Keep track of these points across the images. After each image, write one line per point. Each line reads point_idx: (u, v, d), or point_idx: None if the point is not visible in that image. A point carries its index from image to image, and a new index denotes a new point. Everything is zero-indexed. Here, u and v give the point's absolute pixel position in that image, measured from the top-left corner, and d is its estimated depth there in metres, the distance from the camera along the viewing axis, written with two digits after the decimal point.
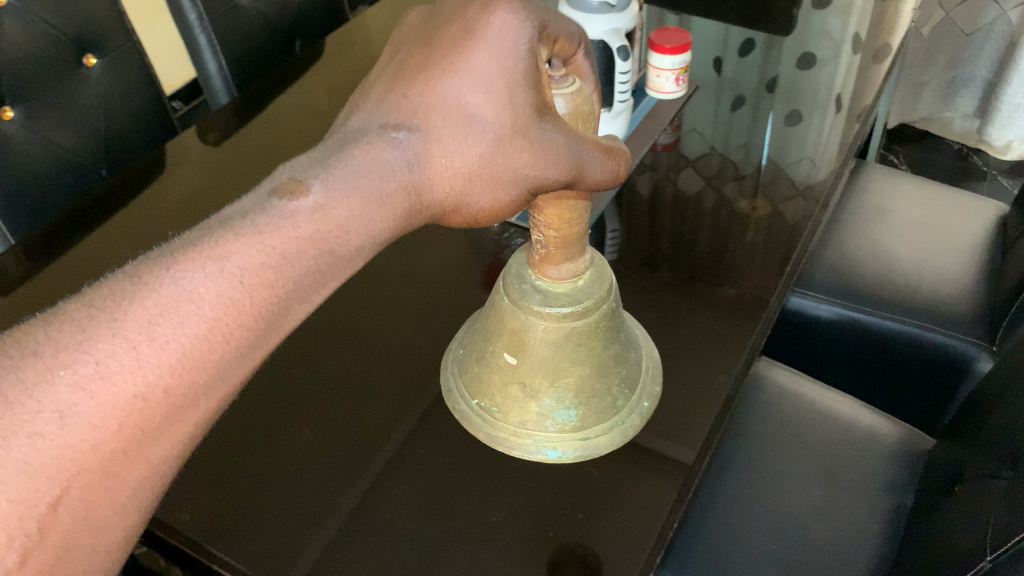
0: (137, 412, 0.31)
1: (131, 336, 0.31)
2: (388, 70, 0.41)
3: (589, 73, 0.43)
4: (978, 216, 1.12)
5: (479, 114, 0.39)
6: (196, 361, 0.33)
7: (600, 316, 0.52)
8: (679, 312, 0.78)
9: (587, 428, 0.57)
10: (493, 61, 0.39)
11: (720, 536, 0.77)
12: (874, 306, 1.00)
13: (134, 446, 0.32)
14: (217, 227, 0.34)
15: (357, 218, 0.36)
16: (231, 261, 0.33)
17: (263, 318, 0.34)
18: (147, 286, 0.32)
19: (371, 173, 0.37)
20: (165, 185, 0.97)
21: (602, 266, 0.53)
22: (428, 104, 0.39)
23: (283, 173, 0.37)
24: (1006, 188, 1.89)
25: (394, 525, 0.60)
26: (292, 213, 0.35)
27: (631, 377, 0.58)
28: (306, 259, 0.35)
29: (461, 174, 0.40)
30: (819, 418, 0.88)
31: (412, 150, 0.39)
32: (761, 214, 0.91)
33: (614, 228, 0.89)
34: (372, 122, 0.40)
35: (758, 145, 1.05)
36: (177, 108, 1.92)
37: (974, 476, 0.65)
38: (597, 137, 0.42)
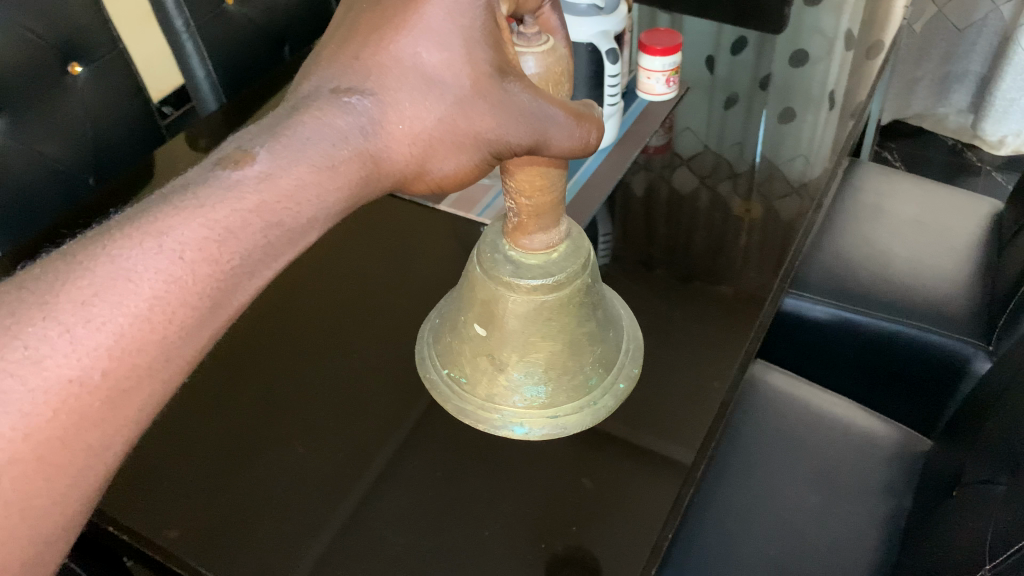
0: (73, 397, 0.32)
1: (63, 319, 0.31)
2: (340, 31, 0.40)
3: (558, 26, 0.43)
4: (973, 214, 1.12)
5: (437, 75, 0.39)
6: (138, 344, 0.33)
7: (573, 291, 0.53)
8: (674, 319, 0.76)
9: (557, 406, 0.59)
10: (447, 16, 0.38)
11: (709, 537, 0.77)
12: (869, 307, 0.99)
13: (72, 433, 0.32)
14: (157, 202, 0.34)
15: (307, 187, 0.35)
16: (170, 237, 0.33)
17: (209, 296, 0.34)
18: (83, 266, 0.32)
19: (323, 141, 0.36)
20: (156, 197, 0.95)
21: (579, 240, 0.53)
22: (380, 70, 0.38)
23: (231, 144, 0.36)
24: (1001, 183, 1.88)
25: (384, 541, 0.59)
26: (236, 182, 0.34)
27: (607, 352, 0.60)
28: (253, 231, 0.34)
29: (421, 140, 0.39)
30: (815, 422, 0.87)
31: (367, 116, 0.38)
32: (756, 215, 0.90)
33: (608, 231, 0.87)
34: (323, 87, 0.38)
35: (752, 143, 1.04)
36: (167, 113, 1.90)
37: (970, 481, 0.65)
38: (567, 101, 0.42)
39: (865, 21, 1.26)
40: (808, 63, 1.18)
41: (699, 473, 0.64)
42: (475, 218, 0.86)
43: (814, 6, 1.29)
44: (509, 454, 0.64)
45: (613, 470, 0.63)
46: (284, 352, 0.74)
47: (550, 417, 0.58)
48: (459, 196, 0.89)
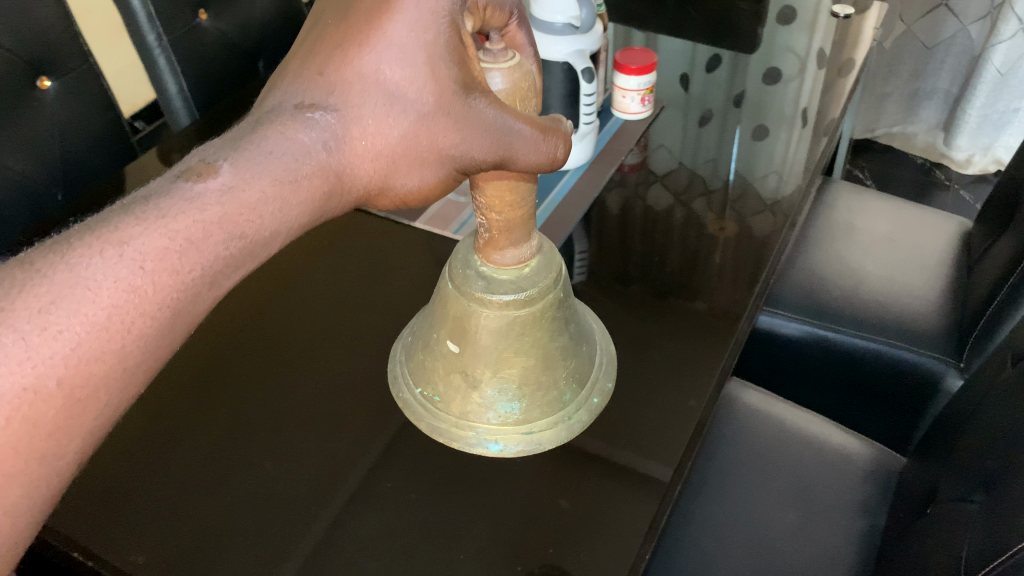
0: (28, 406, 0.31)
1: (20, 326, 0.31)
2: (305, 45, 0.40)
3: (527, 43, 0.42)
4: (942, 232, 1.13)
5: (399, 93, 0.39)
6: (94, 353, 0.32)
7: (545, 305, 0.53)
8: (649, 337, 0.76)
9: (531, 420, 0.58)
10: (410, 33, 0.38)
11: (685, 555, 0.76)
12: (840, 324, 1.00)
13: (23, 440, 0.31)
14: (118, 211, 0.34)
15: (269, 201, 0.35)
16: (131, 247, 0.32)
17: (169, 306, 0.34)
18: (41, 274, 0.32)
19: (285, 155, 0.36)
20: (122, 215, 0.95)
21: (551, 253, 0.53)
22: (344, 86, 0.38)
23: (196, 155, 0.36)
24: (969, 202, 1.91)
25: (357, 565, 0.58)
26: (198, 194, 0.34)
27: (580, 367, 0.59)
28: (215, 243, 0.34)
29: (383, 157, 0.40)
30: (790, 438, 0.87)
31: (330, 131, 0.38)
32: (730, 234, 0.90)
33: (583, 248, 0.87)
34: (287, 101, 0.38)
35: (725, 161, 1.05)
36: (138, 128, 1.88)
37: (944, 500, 0.65)
38: (535, 116, 0.41)
39: (836, 40, 1.28)
40: (780, 81, 1.19)
41: (677, 491, 0.63)
42: (451, 235, 0.85)
43: (787, 26, 1.30)
44: (484, 474, 0.63)
45: (587, 485, 0.63)
46: (248, 369, 0.73)
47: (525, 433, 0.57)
48: (433, 214, 0.89)
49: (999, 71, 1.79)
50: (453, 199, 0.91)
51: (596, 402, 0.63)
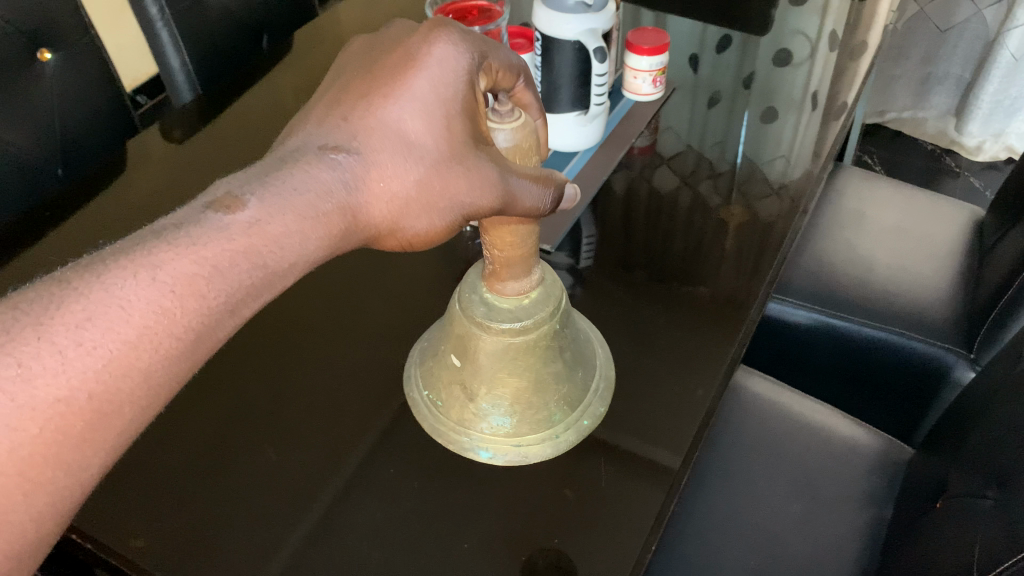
0: (59, 418, 0.32)
1: (57, 340, 0.32)
2: (330, 100, 0.44)
3: (532, 103, 0.49)
4: (953, 221, 1.12)
5: (417, 140, 0.42)
6: (123, 369, 0.33)
7: (541, 335, 0.54)
8: (657, 325, 0.75)
9: (520, 436, 0.60)
10: (431, 87, 0.43)
11: (689, 545, 0.75)
12: (849, 312, 0.99)
13: (53, 449, 0.32)
14: (150, 236, 0.35)
15: (291, 234, 0.37)
16: (163, 270, 0.34)
17: (193, 330, 0.35)
18: (77, 291, 0.33)
19: (309, 191, 0.38)
20: (122, 193, 0.95)
21: (552, 285, 0.54)
22: (366, 131, 0.42)
23: (218, 187, 0.38)
24: (978, 189, 1.89)
25: (358, 552, 0.57)
26: (225, 225, 0.36)
27: (575, 394, 0.61)
28: (238, 271, 0.35)
29: (398, 199, 0.42)
30: (796, 429, 0.86)
31: (350, 171, 0.41)
32: (739, 220, 0.89)
33: (590, 233, 0.86)
34: (312, 145, 0.41)
35: (733, 143, 1.03)
36: (141, 102, 1.86)
37: (953, 495, 0.64)
38: (535, 170, 0.45)
39: (849, 23, 1.26)
40: (791, 64, 1.17)
41: (686, 477, 0.63)
42: None
43: (798, 7, 1.28)
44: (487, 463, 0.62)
45: (596, 475, 0.61)
46: (259, 360, 0.71)
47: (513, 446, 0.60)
48: None
49: (1014, 56, 1.76)
50: None
51: (585, 425, 0.63)
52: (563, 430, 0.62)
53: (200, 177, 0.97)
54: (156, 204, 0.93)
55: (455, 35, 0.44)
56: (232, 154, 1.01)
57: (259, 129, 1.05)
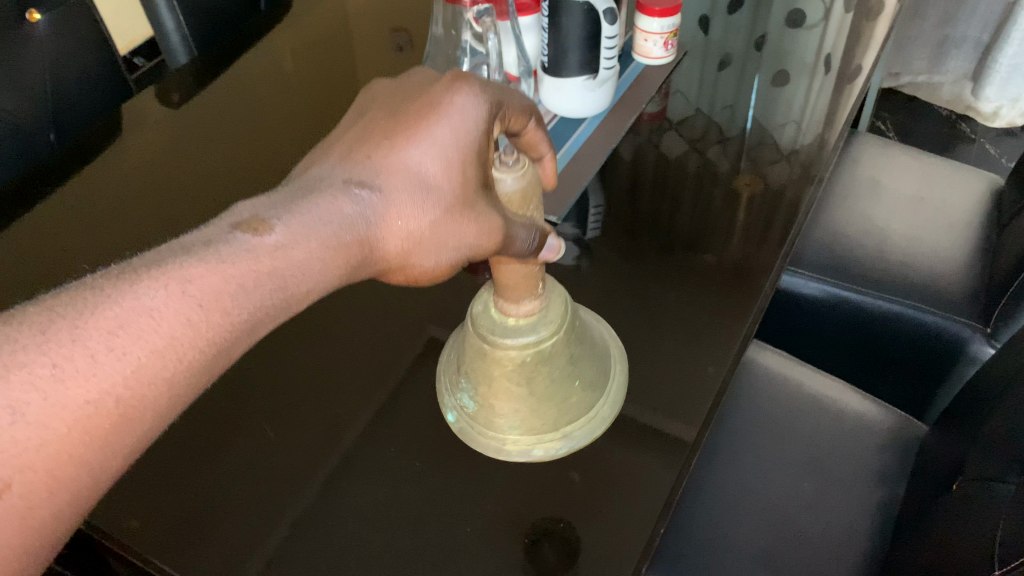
0: (86, 420, 0.29)
1: (91, 344, 0.29)
2: (351, 141, 0.43)
3: (540, 143, 0.47)
4: (970, 189, 1.09)
5: (433, 183, 0.40)
6: (152, 378, 0.30)
7: (506, 360, 0.51)
8: (666, 298, 0.72)
9: (477, 426, 0.58)
10: (450, 133, 0.40)
11: (698, 525, 0.74)
12: (862, 283, 0.96)
13: (80, 450, 0.29)
14: (178, 251, 0.32)
15: (313, 261, 0.35)
16: (192, 284, 0.31)
17: (214, 349, 0.32)
18: (110, 297, 0.30)
19: (330, 222, 0.36)
20: (117, 158, 0.92)
21: (545, 322, 0.51)
22: (386, 170, 0.40)
23: (241, 209, 0.36)
24: (994, 156, 1.85)
25: (358, 536, 0.56)
26: (251, 246, 0.33)
27: (542, 421, 0.57)
28: (262, 292, 0.33)
29: (412, 237, 0.40)
30: (808, 405, 0.84)
31: (371, 209, 0.39)
32: (755, 189, 0.85)
33: (598, 202, 0.83)
34: (336, 178, 0.40)
35: (743, 107, 0.99)
36: (138, 65, 1.82)
37: (971, 477, 0.62)
38: (533, 219, 0.44)
39: None
40: (804, 26, 1.13)
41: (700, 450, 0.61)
42: None
43: None
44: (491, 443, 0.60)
45: (604, 457, 0.60)
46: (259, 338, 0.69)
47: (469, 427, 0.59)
48: None
49: None
50: None
51: (537, 455, 0.58)
52: (513, 447, 0.58)
53: (198, 145, 0.94)
54: (154, 172, 0.90)
55: (476, 86, 0.42)
56: (221, 129, 0.96)
57: (253, 96, 1.02)
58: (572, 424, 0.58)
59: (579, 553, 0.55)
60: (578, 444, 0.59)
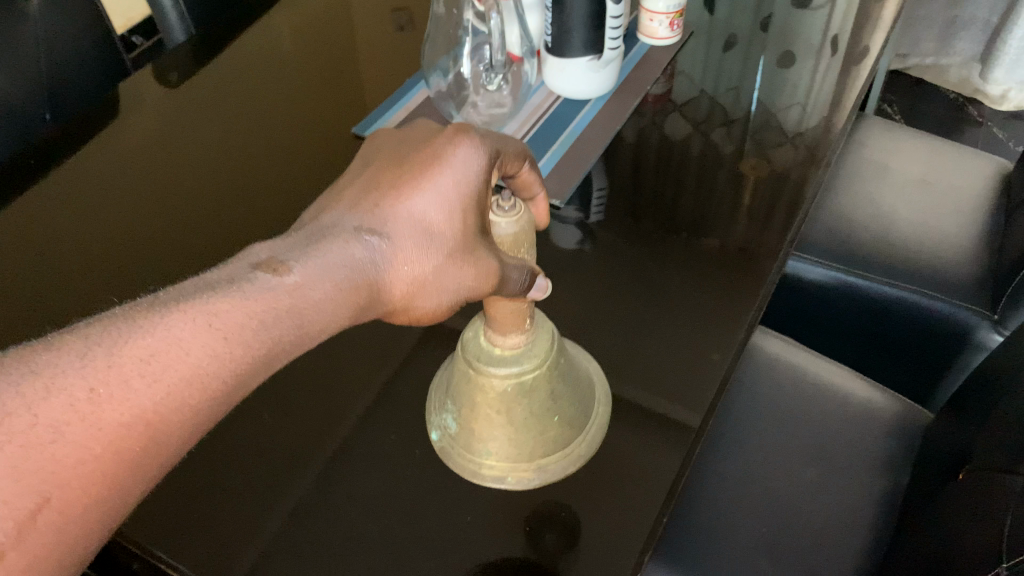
0: (119, 441, 0.29)
1: (125, 370, 0.30)
2: (360, 188, 0.43)
3: (534, 184, 0.48)
4: (978, 174, 1.07)
5: (435, 230, 0.40)
6: (180, 403, 0.31)
7: (489, 386, 0.51)
8: (670, 284, 0.71)
9: (457, 447, 0.57)
10: (451, 183, 0.41)
11: (700, 513, 0.73)
12: (868, 269, 0.95)
13: (112, 470, 0.29)
14: (204, 287, 0.33)
15: (326, 302, 0.35)
16: (219, 318, 0.32)
17: (235, 381, 0.32)
18: (142, 328, 0.31)
19: (344, 264, 0.37)
20: (112, 138, 0.91)
21: (531, 353, 0.50)
22: (391, 217, 0.40)
23: (259, 251, 0.37)
24: (1002, 140, 1.83)
25: (357, 525, 0.55)
26: (270, 286, 0.34)
27: (517, 450, 0.55)
28: (282, 328, 0.34)
29: (415, 281, 0.40)
30: (813, 392, 0.83)
31: (379, 255, 0.39)
32: (762, 173, 0.84)
33: (601, 186, 0.82)
34: (346, 223, 0.40)
35: (748, 89, 0.97)
36: (137, 43, 1.80)
37: (979, 466, 0.61)
38: (529, 264, 0.43)
39: None
40: (811, 6, 1.11)
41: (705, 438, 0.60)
42: None
43: None
44: None
45: (607, 442, 0.59)
46: None
47: (450, 446, 0.57)
48: None
49: None
50: None
51: (509, 481, 0.56)
52: (486, 470, 0.56)
53: (195, 127, 0.92)
54: (152, 157, 0.88)
55: (478, 136, 0.43)
56: (218, 112, 0.94)
57: (251, 77, 1.00)
58: (548, 457, 0.56)
59: (579, 533, 0.54)
60: (550, 478, 0.56)
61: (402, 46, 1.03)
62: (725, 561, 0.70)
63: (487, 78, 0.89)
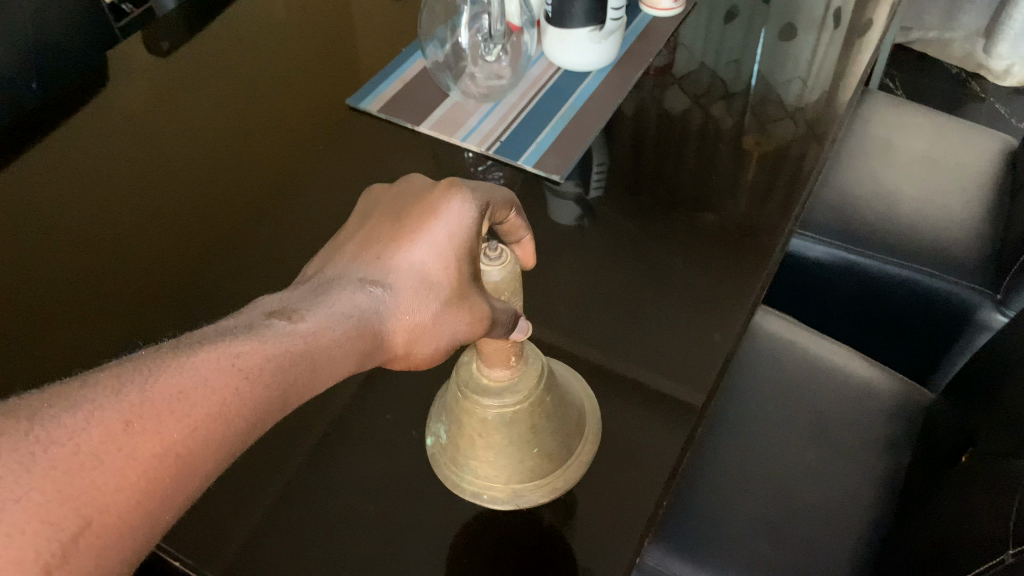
0: (156, 470, 0.26)
1: (159, 401, 0.26)
2: (360, 235, 0.40)
3: (522, 228, 0.44)
4: (983, 151, 1.06)
5: (432, 279, 0.37)
6: (215, 434, 0.27)
7: (473, 409, 0.48)
8: (673, 261, 0.70)
9: (443, 460, 0.54)
10: (445, 231, 0.38)
11: (698, 493, 0.72)
12: (871, 248, 0.94)
13: (149, 502, 0.26)
14: (218, 333, 0.30)
15: (334, 348, 0.32)
16: (241, 359, 0.29)
17: (254, 423, 0.29)
18: (168, 365, 0.28)
19: (349, 312, 0.34)
20: (100, 109, 0.88)
21: (518, 387, 0.47)
22: (388, 268, 0.37)
23: (267, 301, 0.34)
24: (1004, 117, 1.81)
25: (351, 508, 0.54)
26: (280, 331, 0.31)
27: (496, 471, 0.51)
28: (296, 372, 0.31)
29: (414, 330, 0.37)
30: (814, 370, 0.82)
31: (382, 305, 0.36)
32: (766, 149, 0.82)
33: (602, 160, 0.79)
34: (350, 274, 0.37)
35: (749, 62, 0.95)
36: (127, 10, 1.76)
37: (984, 450, 0.60)
38: (513, 309, 0.42)
39: None
40: None
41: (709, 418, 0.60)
42: (459, 143, 0.80)
43: None
44: None
45: (606, 421, 0.59)
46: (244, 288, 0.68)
47: (437, 458, 0.54)
48: (439, 118, 0.83)
49: None
50: (459, 101, 0.85)
51: (482, 499, 0.52)
52: (465, 483, 0.53)
53: (184, 97, 0.90)
54: (141, 128, 0.86)
55: (466, 185, 0.40)
56: (209, 83, 0.92)
57: (244, 48, 0.97)
58: (525, 484, 0.52)
59: (575, 512, 0.54)
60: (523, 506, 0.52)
61: (396, 14, 1.00)
62: (722, 541, 0.69)
63: (485, 48, 0.86)
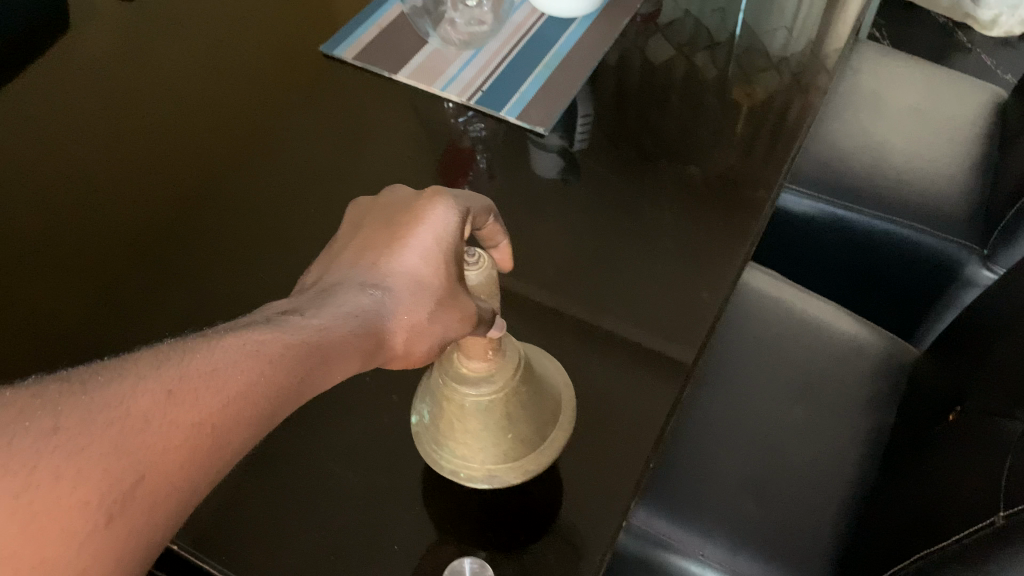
0: (195, 442, 0.25)
1: (193, 376, 0.26)
2: (357, 242, 0.38)
3: (501, 236, 0.40)
4: (972, 103, 1.04)
5: (422, 279, 0.35)
6: (248, 412, 0.27)
7: (452, 395, 0.45)
8: (661, 216, 0.67)
9: (424, 435, 0.50)
10: (431, 237, 0.36)
11: (681, 451, 0.72)
12: (861, 203, 0.92)
13: (188, 469, 0.25)
14: (238, 328, 0.29)
15: (342, 345, 0.31)
16: (263, 345, 0.28)
17: (274, 410, 0.28)
18: (201, 350, 0.27)
19: (350, 312, 0.32)
20: (57, 57, 0.84)
21: (498, 379, 0.44)
22: (383, 270, 0.35)
23: (275, 304, 0.33)
24: (989, 67, 1.79)
25: (330, 474, 0.53)
26: (291, 326, 0.30)
27: (476, 448, 0.48)
28: (310, 363, 0.29)
29: (410, 331, 0.34)
30: (800, 329, 0.81)
31: (380, 306, 0.33)
32: (756, 101, 0.79)
33: (586, 112, 0.76)
34: (352, 279, 0.35)
35: (734, 10, 0.92)
36: None
37: (973, 410, 0.59)
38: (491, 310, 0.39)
39: None
40: None
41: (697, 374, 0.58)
42: (439, 93, 0.77)
43: None
44: None
45: (591, 381, 0.57)
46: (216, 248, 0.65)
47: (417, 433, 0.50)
48: (417, 66, 0.79)
49: None
50: (439, 49, 0.81)
51: (460, 478, 0.48)
52: (444, 461, 0.49)
53: (147, 45, 0.85)
54: (103, 77, 0.81)
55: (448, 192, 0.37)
56: (173, 29, 0.88)
57: None
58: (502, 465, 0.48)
59: (560, 474, 0.53)
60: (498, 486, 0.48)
61: None
62: (708, 500, 0.69)
63: None
